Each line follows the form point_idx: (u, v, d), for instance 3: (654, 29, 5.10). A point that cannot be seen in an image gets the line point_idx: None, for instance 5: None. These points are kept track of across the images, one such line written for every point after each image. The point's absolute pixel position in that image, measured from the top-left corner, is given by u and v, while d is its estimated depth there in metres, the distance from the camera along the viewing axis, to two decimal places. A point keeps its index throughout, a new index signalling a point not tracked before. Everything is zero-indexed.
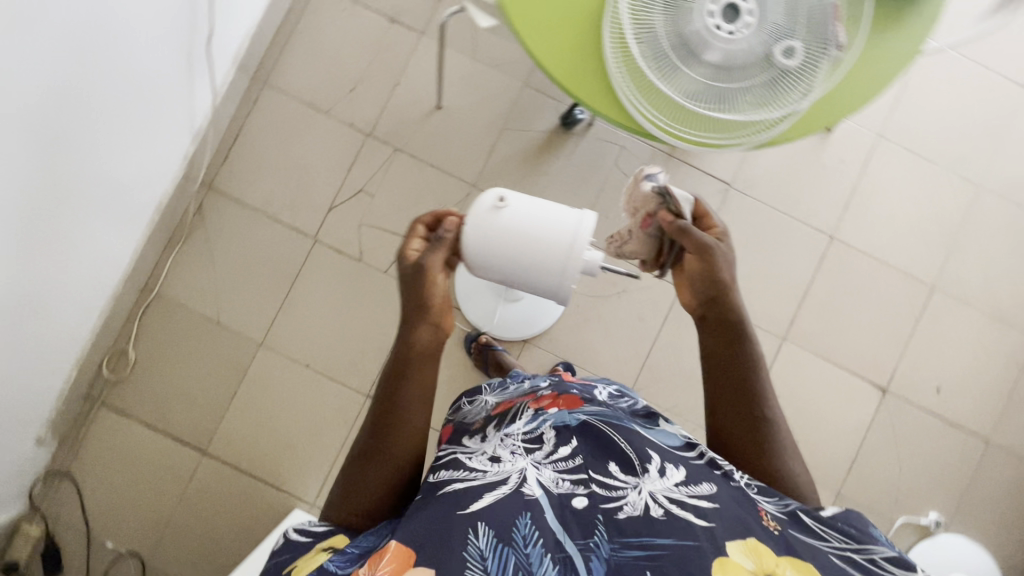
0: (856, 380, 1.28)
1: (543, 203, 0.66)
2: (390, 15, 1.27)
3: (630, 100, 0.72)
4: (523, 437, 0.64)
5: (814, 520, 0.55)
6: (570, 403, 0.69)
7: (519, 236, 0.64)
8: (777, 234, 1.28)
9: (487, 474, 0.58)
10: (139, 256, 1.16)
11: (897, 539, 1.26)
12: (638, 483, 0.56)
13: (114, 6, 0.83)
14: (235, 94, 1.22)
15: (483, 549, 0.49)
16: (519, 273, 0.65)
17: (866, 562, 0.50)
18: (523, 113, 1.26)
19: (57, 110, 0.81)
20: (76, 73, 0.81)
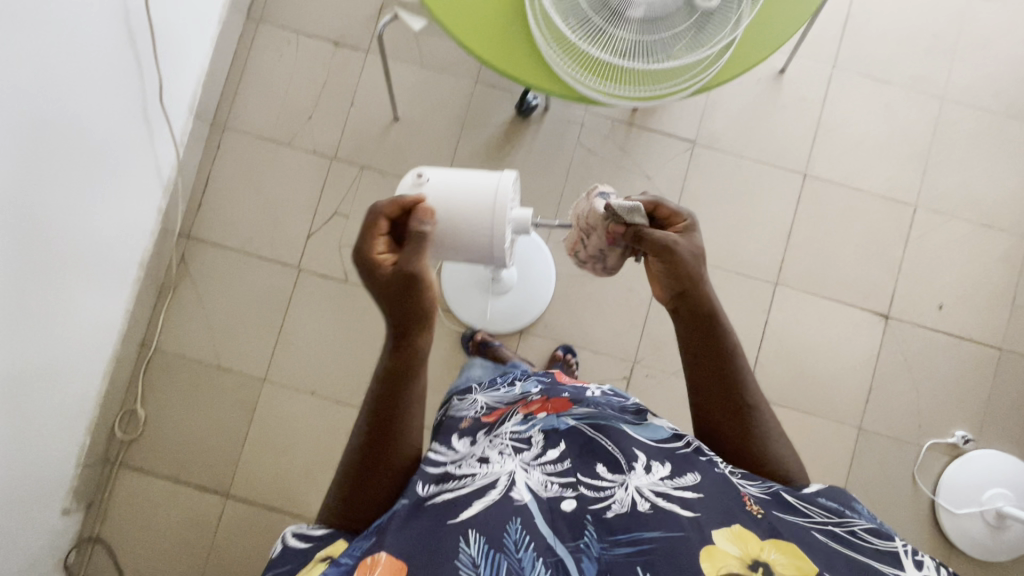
0: (856, 312, 1.27)
1: (461, 171, 0.67)
2: (334, 39, 1.29)
3: (563, 69, 0.73)
4: (512, 435, 0.66)
5: (796, 498, 0.57)
6: (559, 406, 0.71)
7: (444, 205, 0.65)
8: (750, 181, 1.28)
9: (476, 478, 0.59)
10: (131, 314, 1.18)
11: (928, 463, 1.25)
12: (625, 480, 0.59)
13: (64, 76, 0.87)
14: (197, 142, 1.25)
15: (476, 556, 0.50)
16: (453, 244, 0.67)
17: (845, 533, 0.52)
18: (479, 109, 1.28)
19: (36, 185, 0.87)
20: (40, 146, 0.85)
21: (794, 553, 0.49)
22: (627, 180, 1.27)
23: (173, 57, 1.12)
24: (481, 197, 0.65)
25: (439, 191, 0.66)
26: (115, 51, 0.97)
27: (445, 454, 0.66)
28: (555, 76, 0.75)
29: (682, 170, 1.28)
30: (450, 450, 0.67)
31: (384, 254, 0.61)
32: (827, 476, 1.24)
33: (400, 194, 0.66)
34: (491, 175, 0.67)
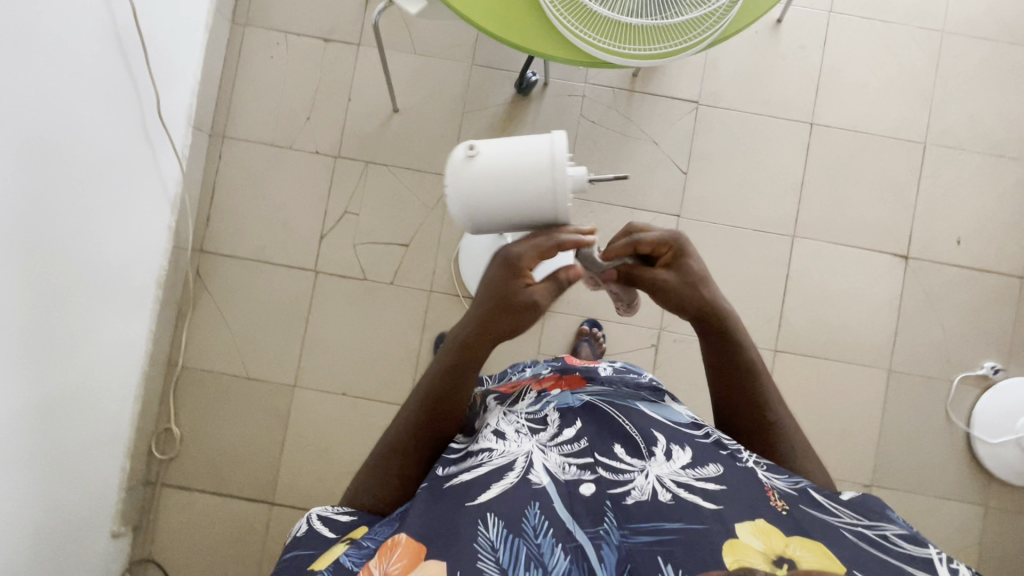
0: (876, 256, 1.27)
1: (520, 138, 0.59)
2: (323, 35, 1.27)
3: (568, 26, 0.72)
4: (529, 414, 0.67)
5: (824, 498, 0.56)
6: (573, 382, 0.75)
7: (502, 184, 0.58)
8: (757, 136, 1.27)
9: (494, 456, 0.60)
10: (154, 334, 1.18)
11: (959, 397, 1.26)
12: (646, 467, 0.58)
13: (61, 97, 0.86)
14: (198, 155, 1.23)
15: (494, 539, 0.52)
16: (514, 222, 0.60)
17: (878, 537, 0.51)
18: (478, 92, 1.26)
19: (46, 211, 0.85)
20: (43, 173, 0.84)
21: (821, 551, 0.49)
22: (635, 148, 1.27)
23: (167, 69, 1.10)
24: (541, 167, 0.57)
25: (493, 168, 0.58)
26: (109, 66, 0.95)
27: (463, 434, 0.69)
28: (560, 36, 0.73)
29: (688, 132, 1.27)
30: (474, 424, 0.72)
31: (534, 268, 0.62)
32: (860, 421, 1.25)
33: (457, 172, 0.58)
34: (542, 137, 0.58)
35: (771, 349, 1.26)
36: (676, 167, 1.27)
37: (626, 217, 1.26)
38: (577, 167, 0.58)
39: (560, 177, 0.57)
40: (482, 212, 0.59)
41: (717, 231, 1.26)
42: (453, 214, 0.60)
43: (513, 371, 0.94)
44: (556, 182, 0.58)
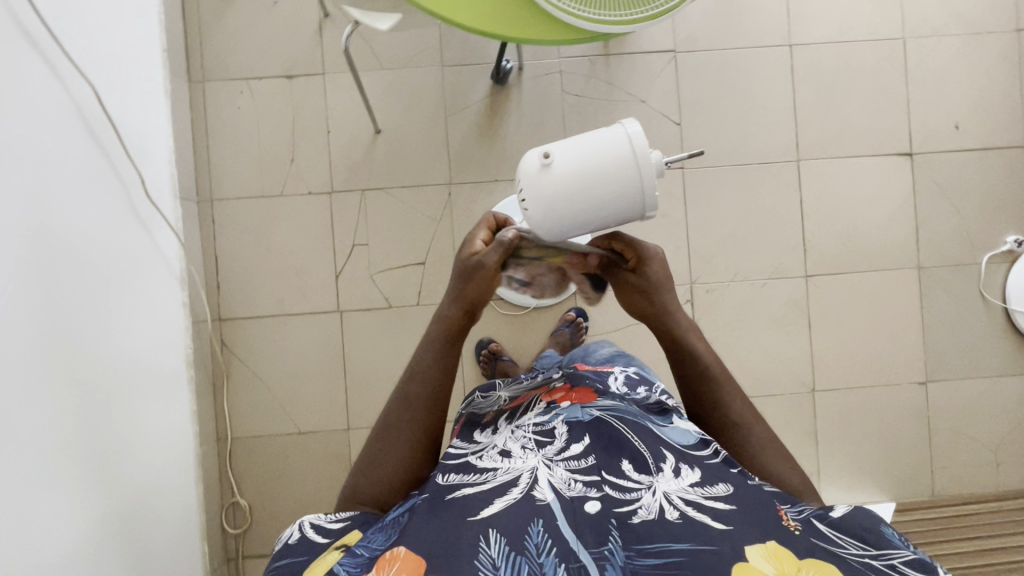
0: (881, 160, 1.27)
1: (589, 138, 0.60)
2: (285, 72, 1.23)
3: (560, 7, 0.70)
4: (535, 427, 0.68)
5: (830, 526, 0.54)
6: (583, 395, 0.72)
7: (584, 178, 0.59)
8: (740, 69, 1.26)
9: (498, 473, 0.61)
10: (198, 415, 1.15)
11: (990, 277, 1.28)
12: (653, 483, 0.59)
13: (50, 205, 0.83)
14: (192, 226, 1.19)
15: (495, 557, 0.52)
16: (601, 215, 0.60)
17: (886, 567, 0.50)
18: (455, 92, 1.23)
19: (65, 320, 0.83)
20: (50, 288, 0.81)
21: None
22: (625, 111, 1.25)
23: (143, 147, 1.06)
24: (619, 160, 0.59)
25: (572, 165, 0.59)
26: (84, 158, 0.91)
27: (466, 446, 0.70)
28: (554, 18, 0.71)
29: (673, 82, 1.25)
30: (478, 440, 0.71)
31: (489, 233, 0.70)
32: (901, 323, 1.27)
33: (536, 184, 0.60)
34: (613, 128, 0.60)
35: (802, 275, 1.26)
36: (669, 119, 1.25)
37: None
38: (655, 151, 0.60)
39: (642, 160, 0.58)
40: (567, 211, 0.60)
41: (723, 173, 1.26)
42: (541, 224, 0.61)
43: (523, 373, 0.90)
44: (637, 167, 0.59)
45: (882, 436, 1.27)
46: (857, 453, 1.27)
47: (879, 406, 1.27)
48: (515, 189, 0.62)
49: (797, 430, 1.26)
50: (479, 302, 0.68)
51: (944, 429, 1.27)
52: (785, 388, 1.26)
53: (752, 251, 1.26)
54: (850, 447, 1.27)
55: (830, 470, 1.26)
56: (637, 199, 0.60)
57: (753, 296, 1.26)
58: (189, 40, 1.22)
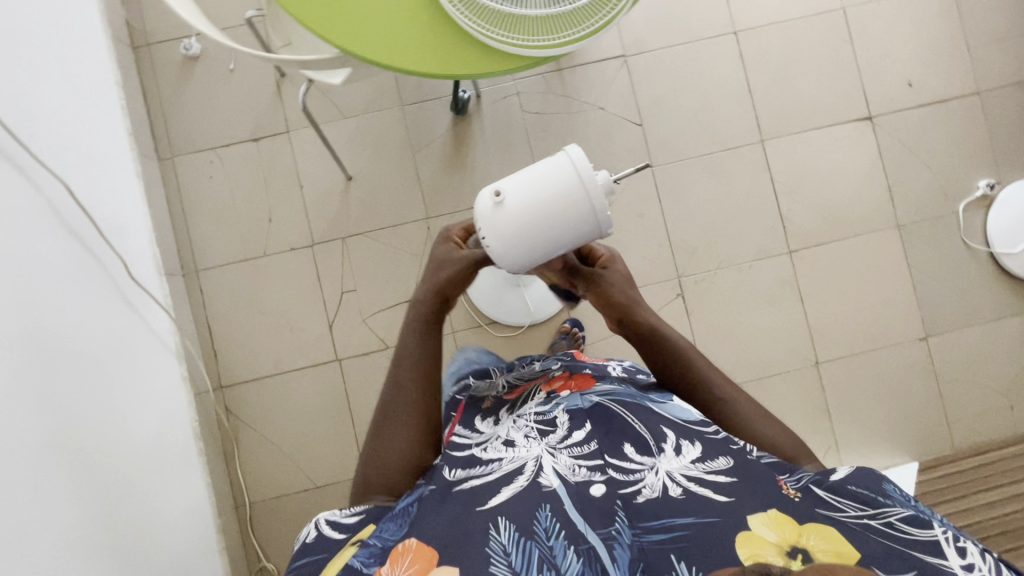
0: (842, 128, 1.29)
1: (535, 169, 0.61)
2: (251, 136, 1.25)
3: (500, 40, 0.73)
4: (537, 417, 0.68)
5: (827, 490, 0.54)
6: (582, 383, 0.73)
7: (537, 211, 0.60)
8: (691, 62, 1.29)
9: (504, 463, 0.62)
10: (213, 485, 1.15)
11: (970, 223, 1.29)
12: (655, 463, 0.59)
13: (36, 296, 0.84)
14: (181, 299, 1.21)
15: (506, 543, 0.53)
16: (561, 241, 0.61)
17: (883, 526, 0.50)
18: (419, 128, 1.26)
19: (67, 405, 0.84)
20: (46, 376, 0.81)
21: (836, 541, 0.49)
22: (587, 120, 1.27)
23: (121, 231, 1.08)
24: (568, 187, 0.60)
25: (524, 198, 0.60)
26: (63, 247, 0.92)
27: (470, 435, 0.70)
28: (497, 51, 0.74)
29: (628, 85, 1.28)
30: (480, 431, 0.70)
31: (468, 229, 0.77)
32: (892, 283, 1.28)
33: (493, 225, 0.61)
34: (557, 156, 0.62)
35: (786, 252, 1.27)
36: (630, 121, 1.28)
37: None
38: (601, 171, 0.61)
39: (589, 183, 0.59)
40: (527, 245, 0.61)
41: (692, 164, 1.28)
42: (505, 261, 0.62)
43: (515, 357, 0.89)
44: (586, 191, 0.60)
45: (893, 397, 1.27)
46: (872, 417, 1.27)
47: (885, 367, 1.27)
48: (475, 229, 0.64)
49: (808, 405, 1.26)
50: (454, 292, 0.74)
51: (952, 380, 1.28)
52: (789, 365, 1.27)
53: (733, 235, 1.27)
54: (863, 414, 1.27)
55: (847, 439, 1.26)
56: (591, 221, 0.61)
57: (741, 279, 1.27)
58: (153, 120, 1.25)
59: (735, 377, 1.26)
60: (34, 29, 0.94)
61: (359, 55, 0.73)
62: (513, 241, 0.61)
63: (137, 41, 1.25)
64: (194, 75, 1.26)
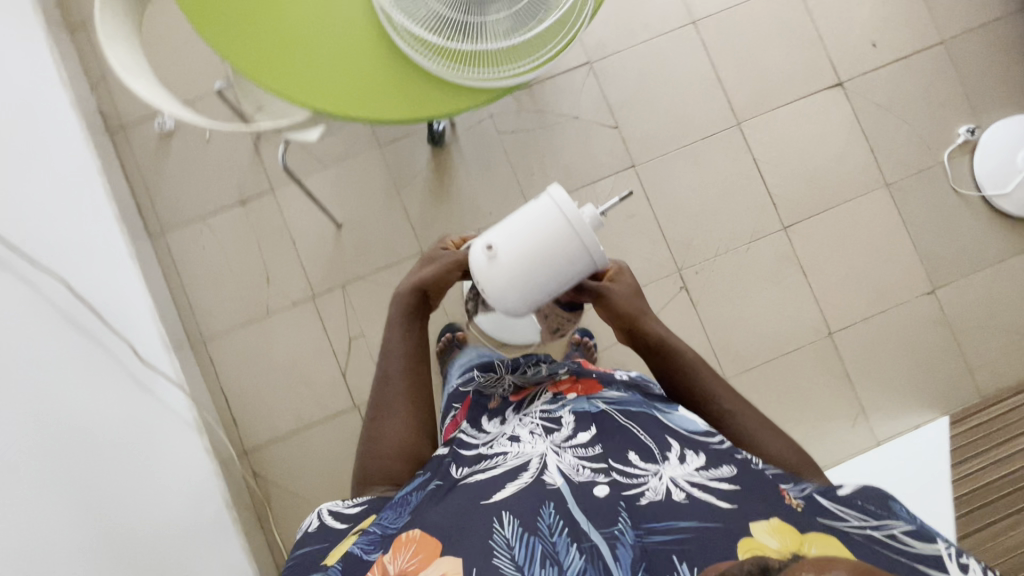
0: (815, 99, 1.30)
1: (521, 217, 0.62)
2: (237, 200, 1.26)
3: (481, 77, 0.75)
4: (543, 414, 0.74)
5: (832, 501, 0.53)
6: (589, 386, 0.77)
7: (528, 259, 0.60)
8: (656, 59, 1.30)
9: (509, 460, 0.66)
10: (252, 551, 1.14)
11: (957, 171, 1.30)
12: (659, 469, 0.60)
13: (54, 391, 0.86)
14: (193, 371, 1.21)
15: (509, 536, 0.54)
16: (558, 284, 0.62)
17: (884, 538, 0.48)
18: (400, 166, 1.27)
19: (97, 490, 0.86)
20: (72, 465, 0.83)
21: (837, 547, 0.47)
22: (563, 132, 1.28)
23: (124, 315, 1.09)
24: (554, 231, 0.60)
25: (515, 249, 0.61)
26: (70, 341, 0.93)
27: (475, 435, 0.76)
28: (480, 87, 0.76)
29: (597, 91, 1.29)
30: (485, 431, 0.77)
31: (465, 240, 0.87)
32: (891, 242, 1.28)
33: (487, 278, 0.62)
34: (541, 199, 0.61)
35: (780, 228, 1.28)
36: (606, 125, 1.29)
37: (589, 193, 1.27)
38: (585, 208, 0.60)
39: (575, 224, 0.59)
40: (524, 292, 0.62)
41: (673, 157, 1.28)
42: (507, 309, 0.63)
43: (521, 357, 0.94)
44: (574, 232, 0.59)
45: (912, 355, 1.27)
46: (894, 378, 1.26)
47: (898, 327, 1.27)
48: (474, 283, 0.65)
49: (829, 375, 1.26)
50: (434, 289, 0.81)
51: (968, 329, 1.27)
52: (803, 340, 1.26)
53: (726, 221, 1.28)
54: (885, 375, 1.26)
55: (873, 404, 1.26)
56: (584, 259, 0.60)
57: (740, 263, 1.27)
58: (139, 199, 1.26)
59: (751, 360, 1.26)
60: (6, 133, 0.95)
61: (350, 116, 0.75)
62: (510, 290, 0.62)
63: (111, 125, 1.27)
64: (172, 149, 1.27)
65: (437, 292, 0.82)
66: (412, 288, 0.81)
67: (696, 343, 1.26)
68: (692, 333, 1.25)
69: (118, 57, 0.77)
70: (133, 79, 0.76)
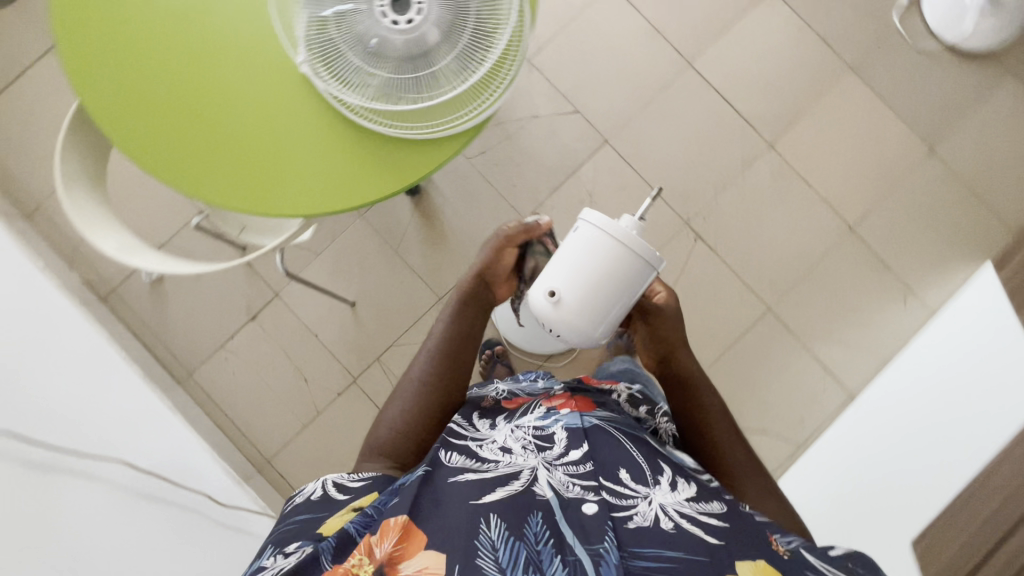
0: (754, 13, 1.29)
1: (567, 251, 0.61)
2: (248, 316, 1.26)
3: (451, 124, 0.74)
4: (536, 429, 0.65)
5: (821, 558, 0.52)
6: (583, 405, 0.70)
7: (592, 289, 0.60)
8: (589, 33, 1.29)
9: (500, 465, 0.60)
10: None
11: (913, 30, 1.29)
12: (648, 493, 0.56)
13: None
14: (269, 494, 1.21)
15: (495, 539, 0.50)
16: (627, 299, 0.61)
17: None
18: (388, 226, 1.26)
19: None
20: None
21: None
22: (529, 135, 1.28)
23: (186, 468, 1.09)
24: (606, 252, 0.59)
25: (575, 283, 0.60)
26: (142, 526, 0.94)
27: (466, 428, 0.67)
28: (453, 134, 0.74)
29: (546, 84, 1.28)
30: (475, 427, 0.68)
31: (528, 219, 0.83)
32: (874, 119, 1.28)
33: (558, 320, 0.61)
34: (579, 227, 0.62)
35: (767, 146, 1.27)
36: (566, 113, 1.28)
37: (576, 183, 1.27)
38: (626, 220, 0.60)
39: (624, 237, 0.59)
40: (599, 319, 0.61)
41: (641, 118, 1.28)
42: (587, 341, 0.62)
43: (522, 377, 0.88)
44: (625, 247, 0.59)
45: (935, 217, 1.27)
46: (927, 247, 1.26)
47: (912, 198, 1.27)
48: (545, 328, 0.64)
49: (865, 267, 1.26)
50: (491, 273, 0.80)
51: (978, 175, 1.27)
52: (829, 244, 1.26)
53: (713, 159, 1.27)
54: (917, 247, 1.26)
55: (916, 278, 1.26)
56: (644, 268, 0.60)
57: (742, 194, 1.27)
58: (155, 351, 1.25)
59: (787, 282, 1.26)
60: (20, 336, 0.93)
61: (339, 210, 0.75)
62: (585, 322, 0.61)
63: (102, 293, 1.26)
64: (168, 293, 1.26)
65: (495, 278, 0.80)
66: (472, 276, 0.79)
67: (728, 285, 1.26)
68: (721, 278, 1.26)
69: (107, 239, 0.77)
70: (132, 257, 0.77)
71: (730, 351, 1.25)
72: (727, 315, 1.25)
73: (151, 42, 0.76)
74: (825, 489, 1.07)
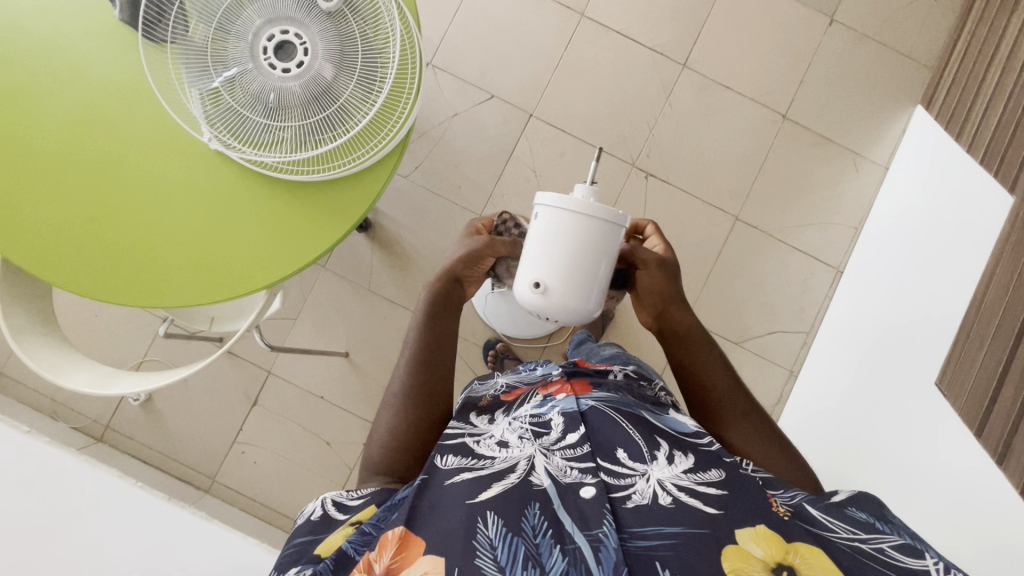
0: None
1: (536, 238, 0.62)
2: (250, 403, 1.24)
3: (379, 149, 0.73)
4: (532, 418, 0.64)
5: (822, 511, 0.50)
6: (581, 388, 0.68)
7: (570, 264, 0.60)
8: (477, 17, 1.29)
9: (495, 462, 0.57)
10: None
11: None
12: (646, 470, 0.54)
13: None
14: None
15: (493, 537, 0.48)
16: (608, 263, 0.61)
17: (875, 553, 0.46)
18: (352, 268, 1.25)
19: None
20: None
21: (826, 562, 0.44)
22: (455, 134, 1.27)
23: None
24: (571, 225, 0.60)
25: (553, 267, 0.60)
26: None
27: (465, 427, 0.64)
28: (383, 157, 0.74)
29: (454, 80, 1.28)
30: (474, 425, 0.66)
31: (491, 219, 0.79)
32: (771, 9, 1.30)
33: (552, 305, 0.61)
34: (539, 212, 0.62)
35: (681, 68, 1.29)
36: (483, 102, 1.28)
37: (515, 163, 1.27)
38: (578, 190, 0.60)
39: (581, 207, 0.59)
40: (586, 290, 0.61)
41: (556, 82, 1.28)
42: (585, 313, 0.63)
43: (523, 368, 0.86)
44: (587, 213, 0.59)
45: (858, 80, 1.30)
46: (859, 108, 1.29)
47: (828, 69, 1.30)
48: (542, 318, 0.64)
49: (810, 148, 1.29)
50: (466, 272, 0.74)
51: (882, 26, 1.31)
52: (770, 137, 1.29)
53: (636, 97, 1.28)
54: (849, 111, 1.30)
55: (859, 140, 1.29)
56: (609, 226, 0.60)
57: (674, 119, 1.28)
58: (170, 469, 1.22)
59: (743, 186, 1.28)
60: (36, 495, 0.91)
61: (296, 269, 0.73)
62: (575, 296, 0.61)
63: (97, 433, 1.23)
64: (163, 409, 1.24)
65: (471, 277, 0.75)
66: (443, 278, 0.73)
67: (692, 210, 1.27)
68: (682, 204, 1.27)
69: (79, 379, 0.74)
70: (114, 386, 0.75)
71: (715, 269, 1.27)
72: (700, 237, 1.27)
73: (52, 177, 0.73)
74: (841, 367, 1.09)
